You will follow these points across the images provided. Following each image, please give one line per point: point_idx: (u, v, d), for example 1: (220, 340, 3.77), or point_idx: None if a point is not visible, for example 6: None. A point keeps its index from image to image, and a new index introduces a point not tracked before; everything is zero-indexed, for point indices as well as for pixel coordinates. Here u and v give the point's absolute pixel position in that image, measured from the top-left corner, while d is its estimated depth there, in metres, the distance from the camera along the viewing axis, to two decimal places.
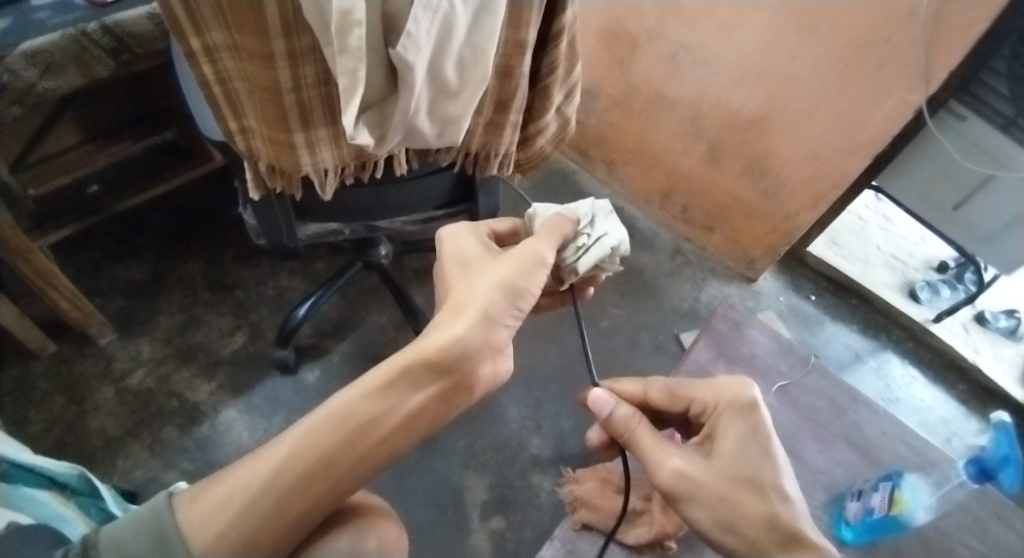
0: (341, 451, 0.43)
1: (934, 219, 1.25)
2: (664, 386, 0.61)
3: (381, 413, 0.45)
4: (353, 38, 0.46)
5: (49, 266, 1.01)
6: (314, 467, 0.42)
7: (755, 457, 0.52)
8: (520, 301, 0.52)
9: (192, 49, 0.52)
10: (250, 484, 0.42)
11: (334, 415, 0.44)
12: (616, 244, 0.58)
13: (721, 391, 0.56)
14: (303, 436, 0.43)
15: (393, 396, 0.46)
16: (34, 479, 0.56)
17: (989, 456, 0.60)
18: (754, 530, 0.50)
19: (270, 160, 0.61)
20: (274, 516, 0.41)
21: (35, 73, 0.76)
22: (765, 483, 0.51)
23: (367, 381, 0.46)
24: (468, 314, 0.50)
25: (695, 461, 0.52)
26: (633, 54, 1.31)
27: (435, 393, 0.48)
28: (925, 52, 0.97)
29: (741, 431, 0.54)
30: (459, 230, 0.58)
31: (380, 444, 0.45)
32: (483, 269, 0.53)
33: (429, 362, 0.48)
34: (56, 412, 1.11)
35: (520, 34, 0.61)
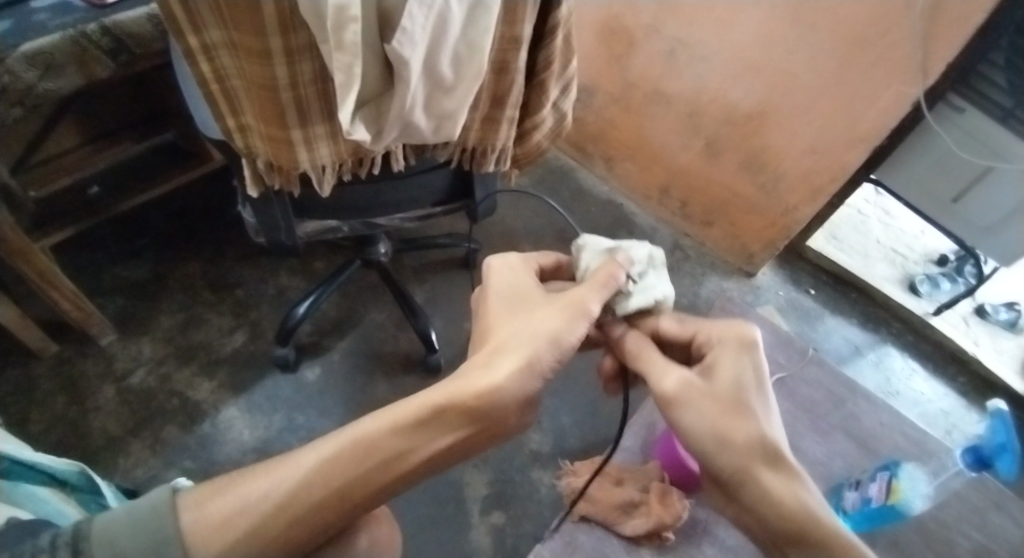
0: (358, 483, 0.44)
1: (932, 211, 1.26)
2: (675, 316, 0.61)
3: (402, 452, 0.45)
4: (348, 33, 0.46)
5: (50, 266, 1.02)
6: (328, 496, 0.43)
7: (749, 383, 0.52)
8: (562, 349, 0.52)
9: (191, 47, 0.52)
10: (267, 498, 0.43)
11: (356, 446, 0.45)
12: (662, 296, 0.59)
13: (726, 328, 0.56)
14: (323, 461, 0.44)
15: (418, 438, 0.46)
16: (35, 476, 0.56)
17: (986, 444, 0.60)
18: (742, 446, 0.48)
19: (268, 157, 0.62)
20: (286, 532, 0.43)
21: (35, 74, 0.76)
22: (755, 406, 0.51)
23: (395, 416, 0.46)
24: (511, 361, 0.49)
25: (698, 377, 0.53)
26: (630, 51, 1.31)
27: (463, 441, 0.47)
28: (922, 45, 0.97)
29: (742, 361, 0.54)
30: (508, 262, 0.60)
31: (396, 482, 0.45)
32: (530, 312, 0.54)
33: (463, 409, 0.47)
34: (58, 411, 1.11)
35: (516, 29, 0.61)
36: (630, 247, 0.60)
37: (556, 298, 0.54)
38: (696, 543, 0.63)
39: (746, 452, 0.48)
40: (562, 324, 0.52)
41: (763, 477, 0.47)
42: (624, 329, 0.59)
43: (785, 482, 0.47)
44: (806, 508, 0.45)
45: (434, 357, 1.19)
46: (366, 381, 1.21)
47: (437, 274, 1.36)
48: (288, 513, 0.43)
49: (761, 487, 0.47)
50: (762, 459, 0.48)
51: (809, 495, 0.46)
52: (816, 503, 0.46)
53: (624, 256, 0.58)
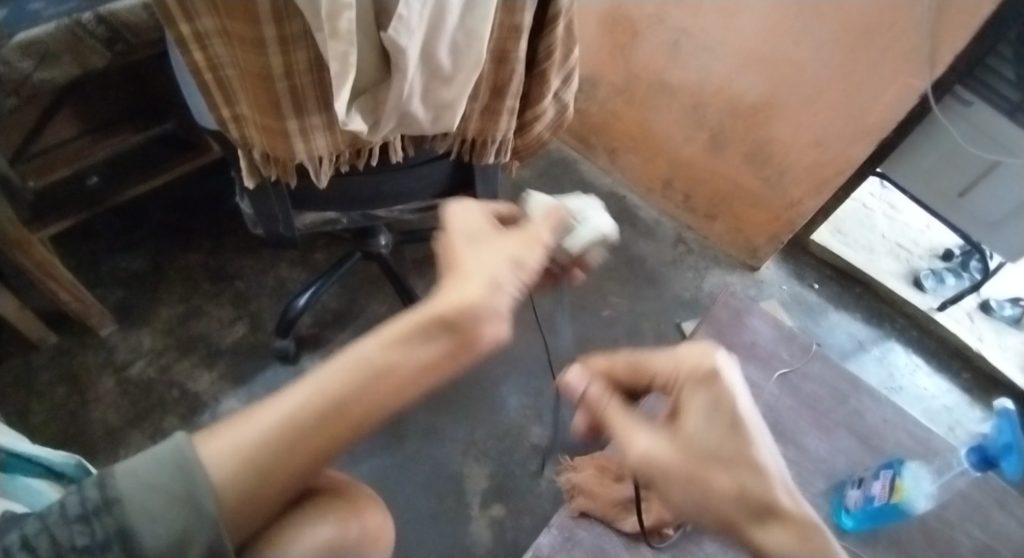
0: (353, 399, 0.43)
1: (939, 206, 1.24)
2: (631, 357, 0.57)
3: (388, 366, 0.45)
4: (343, 21, 0.45)
5: (48, 257, 1.01)
6: (327, 413, 0.42)
7: (725, 421, 0.46)
8: (527, 275, 0.51)
9: (183, 35, 0.51)
10: (270, 418, 0.42)
11: (349, 365, 0.44)
12: (601, 230, 0.62)
13: (686, 359, 0.51)
14: (319, 382, 0.43)
15: (402, 353, 0.45)
16: (32, 469, 0.55)
17: (992, 444, 0.59)
18: (725, 503, 0.43)
19: (263, 148, 0.61)
20: (289, 455, 0.41)
21: (30, 63, 0.75)
22: (737, 451, 0.45)
23: (384, 331, 0.46)
24: (476, 279, 0.47)
25: (662, 437, 0.46)
26: (635, 41, 1.29)
27: (447, 353, 0.47)
28: (930, 37, 0.95)
29: (703, 401, 0.48)
30: (468, 206, 0.54)
31: (392, 396, 0.45)
32: (501, 238, 0.52)
33: (442, 322, 0.46)
34: (58, 402, 1.11)
35: (516, 18, 0.60)
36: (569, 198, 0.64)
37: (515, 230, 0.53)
38: (696, 540, 0.63)
39: (730, 500, 0.43)
40: (522, 249, 0.52)
41: (753, 535, 0.42)
42: (587, 384, 0.54)
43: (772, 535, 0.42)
44: (813, 547, 0.40)
45: None
46: None
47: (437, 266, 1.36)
48: (287, 435, 0.41)
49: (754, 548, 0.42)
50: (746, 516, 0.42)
51: (817, 543, 0.41)
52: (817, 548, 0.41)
53: (565, 205, 0.61)
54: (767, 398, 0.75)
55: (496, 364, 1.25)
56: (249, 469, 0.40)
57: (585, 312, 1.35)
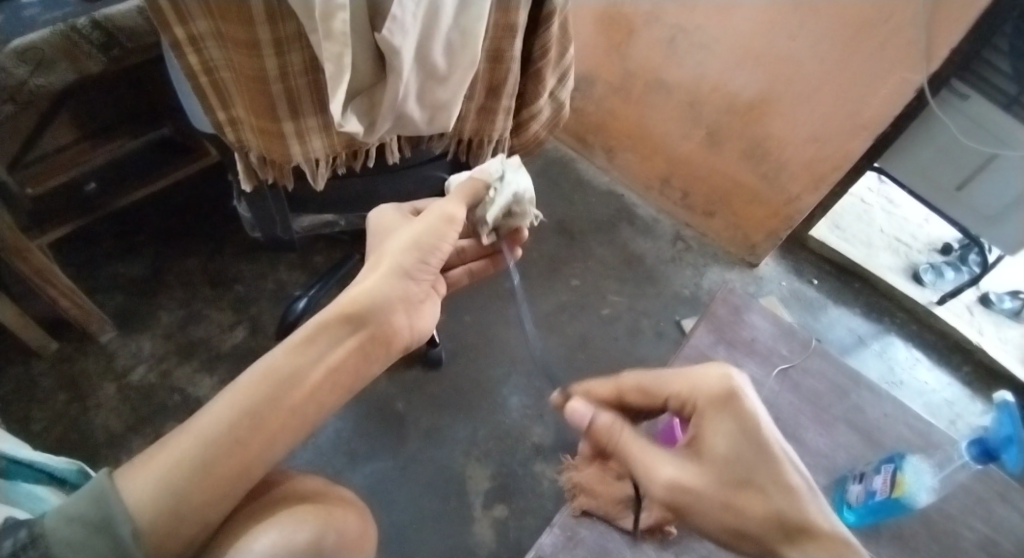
0: (267, 403, 0.49)
1: (937, 199, 1.24)
2: (639, 378, 0.58)
3: (298, 370, 0.52)
4: (337, 22, 0.45)
5: (47, 264, 1.01)
6: (241, 420, 0.48)
7: (750, 450, 0.50)
8: (431, 259, 0.60)
9: (177, 39, 0.51)
10: (187, 445, 0.46)
11: (259, 375, 0.51)
12: (521, 192, 0.63)
13: (701, 383, 0.54)
14: (229, 398, 0.49)
15: (312, 352, 0.54)
16: (33, 475, 0.54)
17: (992, 436, 0.59)
18: (756, 530, 0.48)
19: (260, 151, 0.61)
20: (214, 469, 0.45)
21: (26, 69, 0.74)
22: (764, 478, 0.49)
23: (288, 343, 0.54)
24: (382, 270, 0.58)
25: (692, 468, 0.50)
26: (631, 38, 1.29)
27: (355, 347, 0.56)
28: (926, 31, 0.95)
29: (729, 428, 0.51)
30: (384, 209, 0.66)
31: (302, 395, 0.52)
32: (393, 237, 0.61)
33: (348, 316, 0.57)
34: (60, 409, 1.11)
35: (510, 17, 0.60)
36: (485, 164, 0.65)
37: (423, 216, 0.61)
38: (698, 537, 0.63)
39: (767, 525, 0.48)
40: (426, 233, 0.59)
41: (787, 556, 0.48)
42: (592, 411, 0.53)
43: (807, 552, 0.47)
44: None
45: (434, 351, 1.19)
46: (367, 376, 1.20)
47: None
48: (207, 446, 0.46)
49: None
50: (780, 538, 0.48)
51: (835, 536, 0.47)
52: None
53: (480, 174, 0.64)
54: (767, 395, 0.75)
55: (497, 364, 1.25)
56: (172, 488, 0.43)
57: (586, 311, 1.35)
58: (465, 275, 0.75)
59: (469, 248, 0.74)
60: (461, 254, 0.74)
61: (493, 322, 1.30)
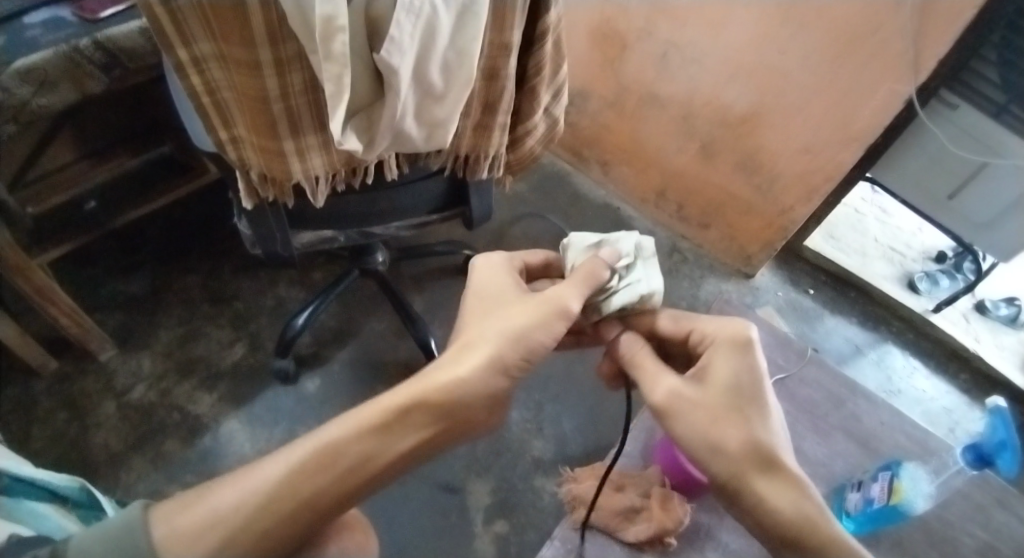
0: (324, 490, 0.43)
1: (930, 208, 1.26)
2: (671, 314, 0.60)
3: (371, 453, 0.45)
4: (337, 43, 0.47)
5: (47, 282, 1.01)
6: (297, 507, 0.42)
7: (744, 387, 0.52)
8: (528, 348, 0.52)
9: (180, 60, 0.52)
10: (238, 506, 0.41)
11: (322, 453, 0.44)
12: (648, 292, 0.57)
13: (722, 326, 0.55)
14: (289, 472, 0.43)
15: (386, 439, 0.46)
16: (37, 493, 0.54)
17: (987, 442, 0.60)
18: (734, 454, 0.48)
19: (261, 169, 0.62)
20: (256, 546, 0.41)
21: (29, 90, 0.74)
22: (751, 413, 0.51)
23: (367, 416, 0.47)
24: (479, 357, 0.51)
25: (690, 384, 0.53)
26: (624, 54, 1.32)
27: (430, 440, 0.48)
28: (914, 43, 0.97)
29: (734, 364, 0.53)
30: (494, 262, 0.60)
31: (369, 484, 0.45)
32: (496, 317, 0.54)
33: (434, 403, 0.48)
34: (59, 428, 1.11)
35: (504, 36, 0.62)
36: (618, 240, 0.59)
37: (533, 296, 0.54)
38: (698, 547, 0.62)
39: (744, 451, 0.48)
40: (531, 325, 0.52)
41: (756, 483, 0.47)
42: (620, 334, 0.58)
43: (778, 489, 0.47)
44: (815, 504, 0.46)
45: None
46: (365, 391, 1.20)
47: (435, 282, 1.36)
48: (257, 524, 0.41)
49: (756, 495, 0.47)
50: (753, 467, 0.48)
51: (809, 501, 0.46)
52: (816, 514, 0.46)
53: (614, 253, 0.58)
54: None
55: None
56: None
57: None
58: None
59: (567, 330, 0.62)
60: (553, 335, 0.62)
61: None
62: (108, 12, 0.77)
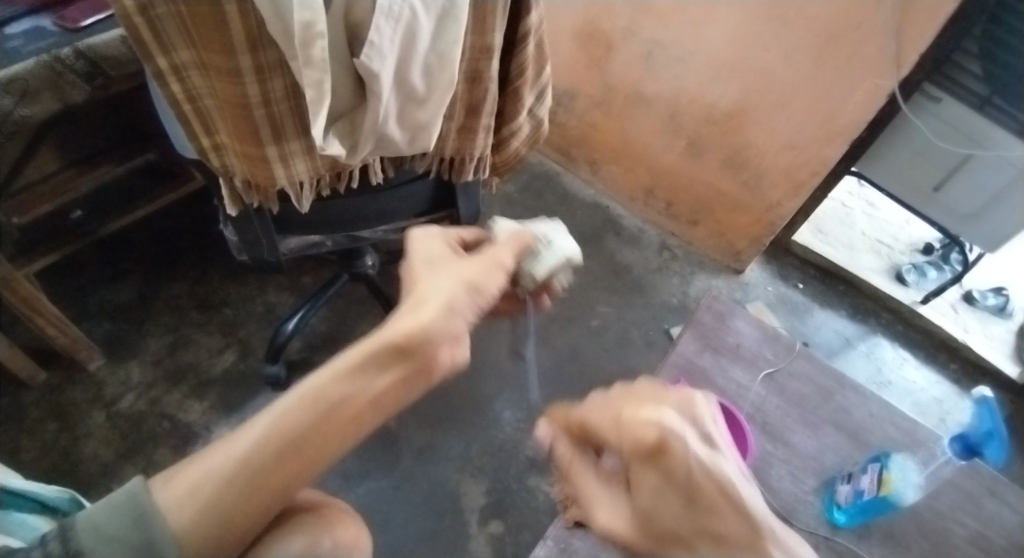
0: (308, 433, 0.46)
1: (915, 201, 1.27)
2: (596, 405, 0.52)
3: (346, 397, 0.48)
4: (316, 49, 0.47)
5: (34, 292, 1.00)
6: (285, 449, 0.46)
7: (669, 502, 0.43)
8: (483, 297, 0.53)
9: (160, 68, 0.52)
10: (231, 459, 0.45)
11: (304, 399, 0.47)
12: (568, 254, 0.61)
13: (629, 436, 0.46)
14: (271, 422, 0.46)
15: (356, 382, 0.48)
16: (25, 505, 0.52)
17: (973, 432, 0.61)
18: None
19: (245, 175, 0.61)
20: (251, 495, 0.44)
21: (10, 101, 0.72)
22: (688, 534, 0.43)
23: (335, 365, 0.49)
24: (432, 303, 0.50)
25: (622, 510, 0.47)
26: (609, 54, 1.32)
27: (398, 380, 0.50)
28: (896, 38, 0.98)
29: (652, 484, 0.44)
30: (431, 233, 0.57)
31: (347, 426, 0.48)
32: (446, 270, 0.53)
33: (396, 347, 0.49)
34: (49, 439, 1.10)
35: (485, 39, 0.62)
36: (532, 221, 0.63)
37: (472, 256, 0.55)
38: None
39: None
40: (479, 274, 0.53)
41: None
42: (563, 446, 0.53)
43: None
44: None
45: None
46: None
47: None
48: (248, 474, 0.44)
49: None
50: None
51: None
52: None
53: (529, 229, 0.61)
54: (754, 399, 0.76)
55: (488, 380, 1.25)
56: (212, 510, 0.43)
57: (575, 322, 1.36)
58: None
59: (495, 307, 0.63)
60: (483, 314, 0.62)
61: (482, 336, 1.31)
62: (89, 20, 0.75)
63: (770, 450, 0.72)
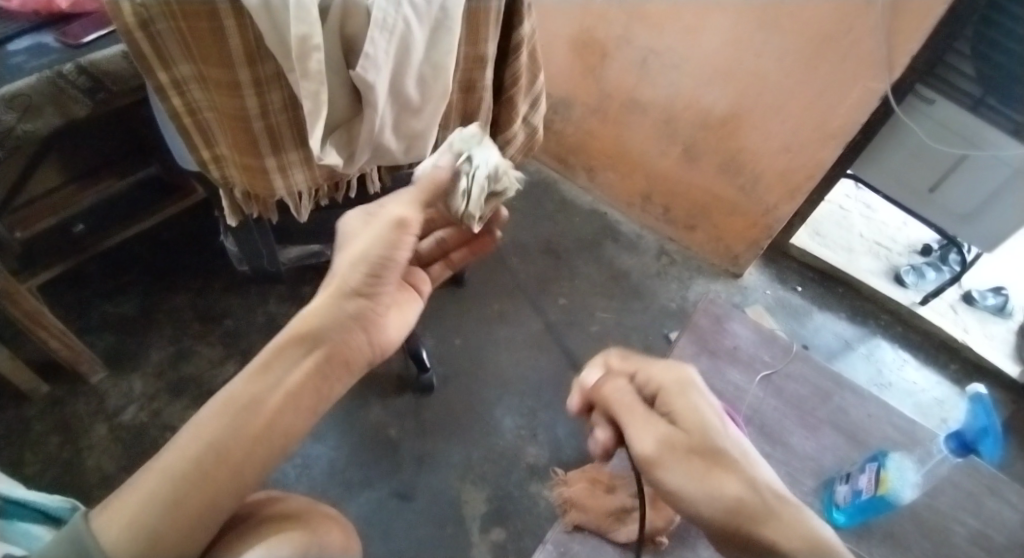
0: (227, 434, 0.49)
1: (912, 202, 1.28)
2: (620, 356, 0.67)
3: (259, 396, 0.52)
4: (312, 61, 0.48)
5: (38, 305, 1.01)
6: (205, 454, 0.47)
7: (714, 424, 0.56)
8: (381, 270, 0.57)
9: (161, 83, 0.52)
10: (153, 475, 0.46)
11: (219, 406, 0.50)
12: (494, 168, 0.57)
13: (666, 372, 0.61)
14: (188, 433, 0.48)
15: (267, 382, 0.53)
16: (28, 515, 0.52)
17: (969, 429, 0.61)
18: (729, 499, 0.51)
19: (245, 187, 0.62)
20: (177, 504, 0.45)
21: (13, 115, 0.73)
22: (731, 455, 0.54)
23: (246, 371, 0.53)
24: (328, 289, 0.58)
25: (673, 430, 0.55)
26: (604, 62, 1.34)
27: (311, 366, 0.56)
28: (885, 42, 0.99)
29: (694, 405, 0.57)
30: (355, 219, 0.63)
31: (265, 422, 0.51)
32: (348, 246, 0.59)
33: (300, 337, 0.56)
34: (52, 451, 1.10)
35: (479, 49, 0.63)
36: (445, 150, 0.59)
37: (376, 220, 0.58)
38: (691, 546, 0.63)
39: (738, 505, 0.50)
40: (379, 243, 0.57)
41: (762, 532, 0.48)
42: (626, 387, 0.61)
43: (784, 528, 0.48)
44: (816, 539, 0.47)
45: (425, 376, 1.20)
46: (359, 404, 1.20)
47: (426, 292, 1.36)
48: (170, 483, 0.45)
49: (770, 545, 0.48)
50: (760, 509, 0.50)
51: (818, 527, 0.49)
52: (819, 539, 0.48)
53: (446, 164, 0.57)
54: (751, 401, 0.76)
55: (489, 386, 1.26)
56: (139, 522, 0.43)
57: (574, 328, 1.37)
58: (444, 267, 0.72)
59: (449, 237, 0.71)
60: (442, 245, 0.71)
61: (483, 344, 1.32)
62: (91, 36, 0.76)
63: (768, 452, 0.72)
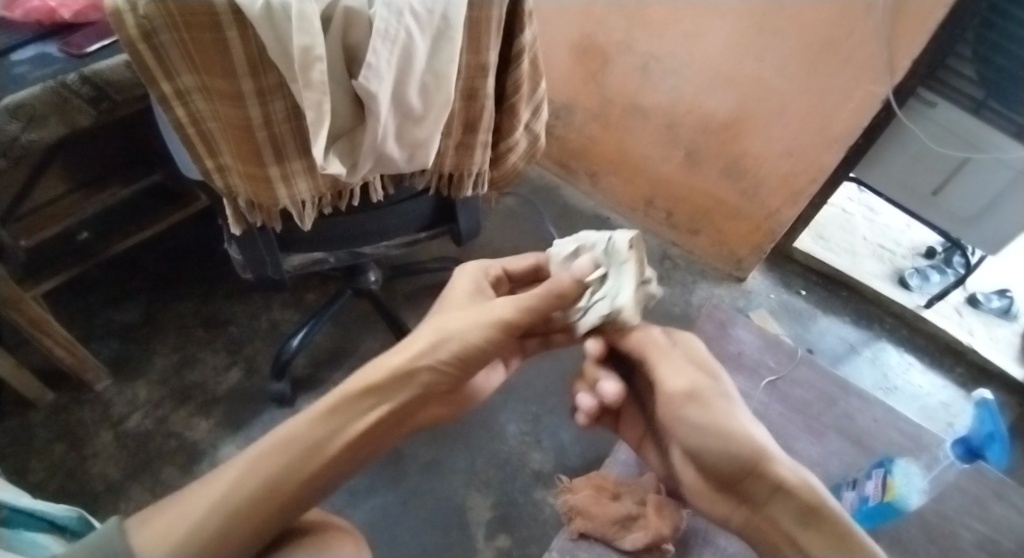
0: (286, 473, 0.47)
1: (916, 205, 1.27)
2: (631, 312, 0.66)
3: (322, 441, 0.50)
4: (315, 72, 0.48)
5: (42, 313, 1.01)
6: (261, 493, 0.46)
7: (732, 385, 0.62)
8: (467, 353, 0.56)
9: (164, 93, 0.53)
10: (203, 499, 0.45)
11: (281, 442, 0.49)
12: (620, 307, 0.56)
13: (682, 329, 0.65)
14: (246, 464, 0.47)
15: (332, 427, 0.51)
16: (35, 524, 0.52)
17: (975, 434, 0.61)
18: (747, 443, 0.56)
19: (248, 196, 0.63)
20: (225, 537, 0.44)
21: (17, 125, 0.73)
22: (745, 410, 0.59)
23: (311, 410, 0.52)
24: (407, 351, 0.56)
25: (703, 379, 0.60)
26: (606, 67, 1.34)
27: (376, 423, 0.54)
28: (887, 44, 0.99)
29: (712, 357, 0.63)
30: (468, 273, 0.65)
31: (325, 468, 0.49)
32: (441, 316, 0.58)
33: (371, 388, 0.54)
34: (57, 459, 1.10)
35: (480, 57, 0.63)
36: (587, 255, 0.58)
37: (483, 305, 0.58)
38: (697, 552, 0.62)
39: (756, 447, 0.55)
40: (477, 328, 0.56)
41: (770, 472, 0.54)
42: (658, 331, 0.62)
43: (785, 470, 0.54)
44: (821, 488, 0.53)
45: None
46: None
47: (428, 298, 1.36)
48: (222, 516, 0.44)
49: (774, 480, 0.53)
50: (769, 455, 0.55)
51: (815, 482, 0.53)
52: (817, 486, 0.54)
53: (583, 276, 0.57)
54: (756, 407, 0.76)
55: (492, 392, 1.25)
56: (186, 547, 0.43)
57: None
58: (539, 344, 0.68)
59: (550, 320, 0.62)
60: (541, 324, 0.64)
61: None
62: (95, 46, 0.76)
63: None
